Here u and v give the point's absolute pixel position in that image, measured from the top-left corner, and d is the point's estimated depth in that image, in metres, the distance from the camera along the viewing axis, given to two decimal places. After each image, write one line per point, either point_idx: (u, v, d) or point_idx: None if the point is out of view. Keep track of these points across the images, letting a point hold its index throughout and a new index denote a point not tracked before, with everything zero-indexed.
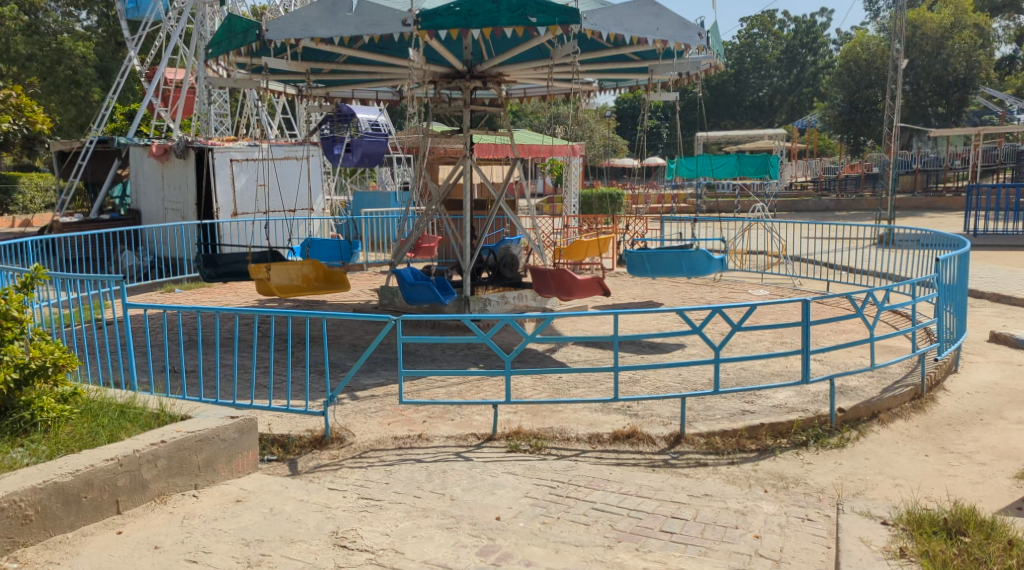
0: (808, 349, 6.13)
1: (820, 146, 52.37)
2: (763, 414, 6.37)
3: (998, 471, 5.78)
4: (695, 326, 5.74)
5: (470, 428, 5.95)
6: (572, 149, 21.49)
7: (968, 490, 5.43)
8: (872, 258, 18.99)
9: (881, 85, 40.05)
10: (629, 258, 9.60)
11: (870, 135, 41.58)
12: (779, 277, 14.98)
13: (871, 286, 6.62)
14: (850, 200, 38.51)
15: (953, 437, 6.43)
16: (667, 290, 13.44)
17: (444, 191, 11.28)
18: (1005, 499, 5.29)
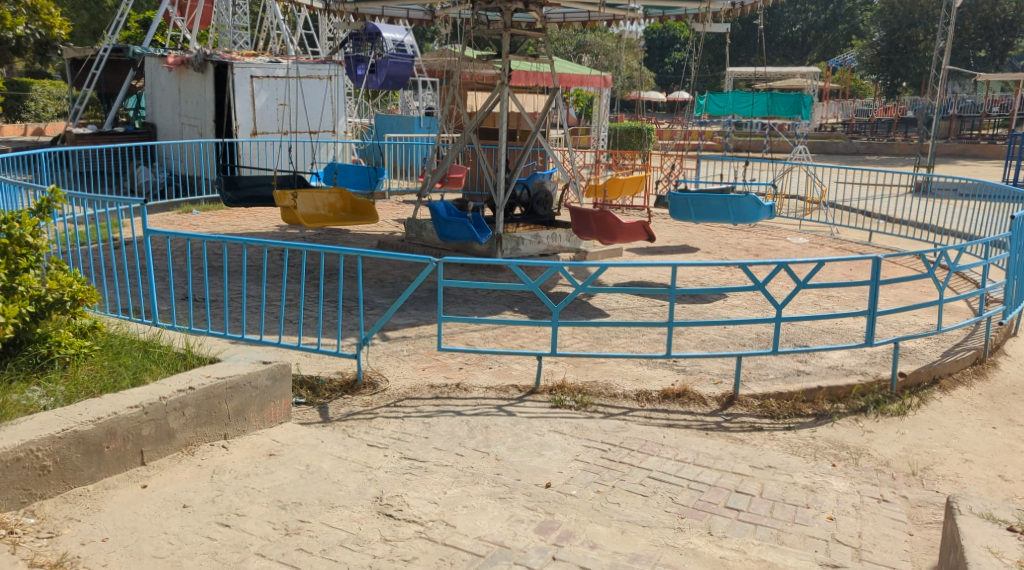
0: (876, 311, 5.74)
1: (852, 86, 51.04)
2: (819, 376, 6.04)
3: None
4: (760, 282, 5.36)
5: (513, 378, 5.64)
6: (603, 81, 20.74)
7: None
8: (911, 207, 18.59)
9: (924, 24, 38.58)
10: (673, 203, 9.24)
11: (907, 77, 40.29)
12: (816, 225, 14.71)
13: (945, 245, 6.17)
14: (882, 144, 37.62)
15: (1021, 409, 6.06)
16: (700, 234, 13.00)
17: (478, 120, 10.74)
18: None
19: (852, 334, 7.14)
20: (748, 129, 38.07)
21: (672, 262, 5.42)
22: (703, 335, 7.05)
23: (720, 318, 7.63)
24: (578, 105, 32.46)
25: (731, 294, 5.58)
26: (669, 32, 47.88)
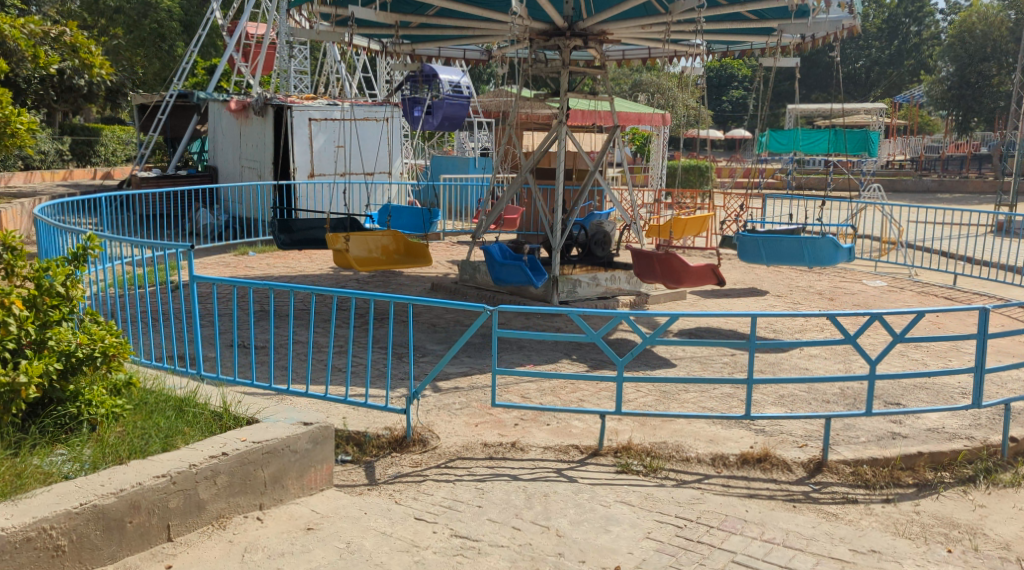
0: (982, 368, 5.31)
1: (919, 123, 49.75)
2: (917, 440, 5.52)
3: None
4: (853, 335, 4.90)
5: (573, 437, 5.15)
6: (663, 119, 20.36)
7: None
8: (991, 247, 17.96)
9: (998, 58, 37.34)
10: (741, 244, 8.72)
11: (980, 113, 38.95)
12: (893, 267, 14.38)
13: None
14: (953, 182, 36.38)
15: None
16: (770, 279, 12.45)
17: (536, 160, 10.39)
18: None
19: (948, 394, 6.54)
20: (812, 167, 37.12)
21: (747, 314, 4.92)
22: (780, 390, 6.53)
23: (799, 371, 7.07)
24: (636, 143, 32.05)
25: (817, 348, 5.05)
26: (727, 70, 47.39)
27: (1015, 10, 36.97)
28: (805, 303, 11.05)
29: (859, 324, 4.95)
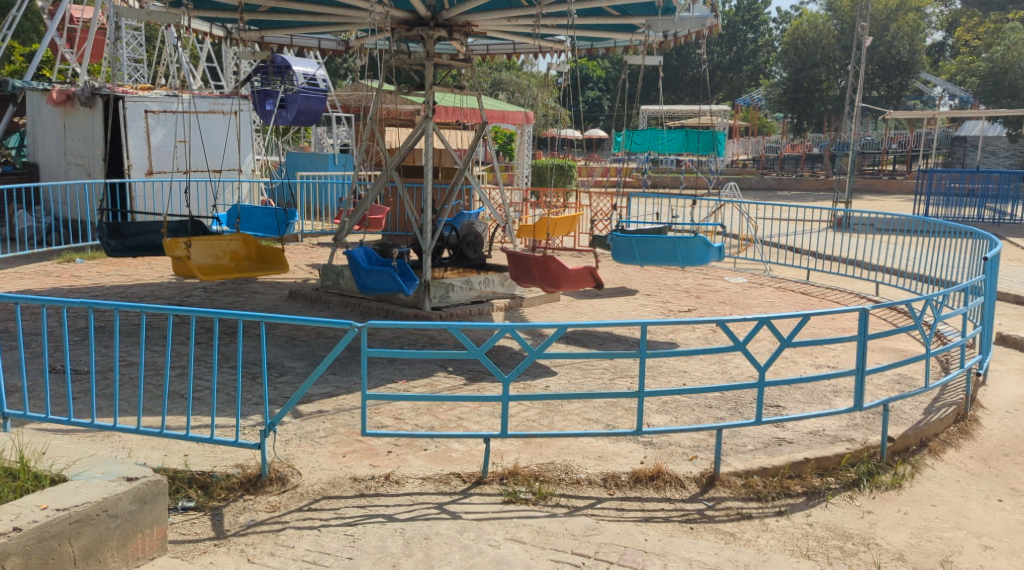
0: (863, 371, 5.22)
1: (759, 124, 52.36)
2: (802, 445, 5.38)
3: None
4: (745, 342, 4.68)
5: (455, 462, 4.68)
6: (525, 116, 20.16)
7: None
8: (833, 242, 19.05)
9: (826, 64, 39.76)
10: (616, 245, 8.76)
11: (813, 115, 41.40)
12: (750, 263, 14.96)
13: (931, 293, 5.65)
14: (791, 180, 38.42)
15: (1020, 475, 5.59)
16: (637, 280, 12.47)
17: (401, 157, 9.80)
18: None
19: (824, 395, 6.56)
20: (664, 166, 38.23)
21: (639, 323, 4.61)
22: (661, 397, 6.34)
23: (678, 376, 6.92)
24: (496, 142, 31.90)
25: (707, 357, 4.82)
26: (581, 70, 48.10)
27: (841, 19, 39.53)
28: (673, 302, 11.10)
29: (750, 329, 4.75)
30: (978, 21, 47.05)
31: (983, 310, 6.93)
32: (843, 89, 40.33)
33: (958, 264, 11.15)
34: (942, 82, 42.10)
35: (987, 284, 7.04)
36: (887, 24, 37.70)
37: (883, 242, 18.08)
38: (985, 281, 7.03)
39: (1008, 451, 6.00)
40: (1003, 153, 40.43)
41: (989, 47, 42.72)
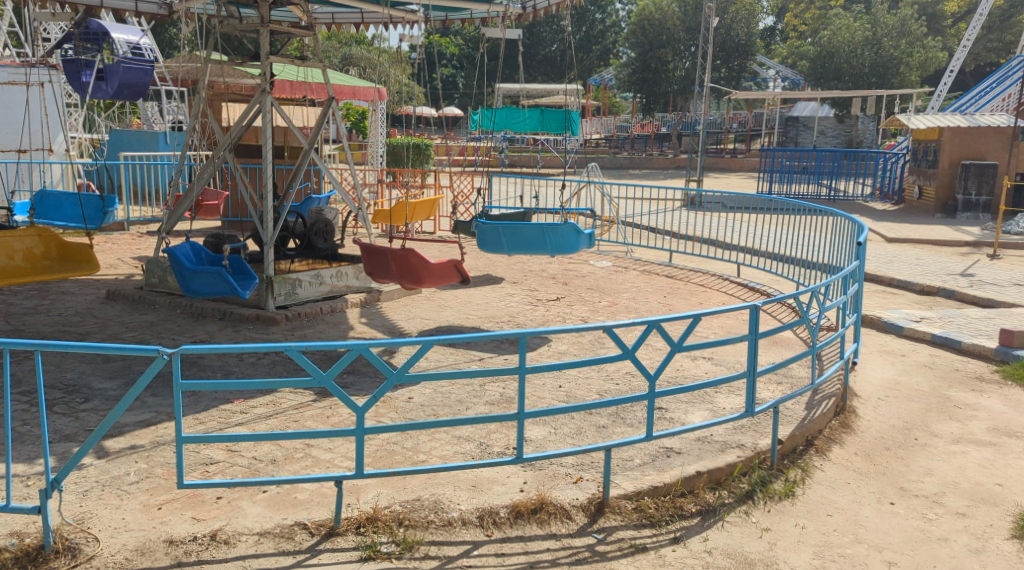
0: (754, 371, 4.85)
1: (609, 104, 53.33)
2: (691, 456, 5.01)
3: (981, 527, 4.97)
4: (636, 348, 4.31)
5: (300, 507, 3.90)
6: (378, 93, 19.14)
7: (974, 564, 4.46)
8: (687, 220, 19.70)
9: (672, 45, 40.76)
10: (481, 232, 8.34)
11: (660, 95, 42.42)
12: (614, 245, 15.18)
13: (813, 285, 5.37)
14: (643, 158, 39.26)
15: (904, 471, 5.75)
16: (501, 268, 11.98)
17: (235, 135, 8.68)
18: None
19: (704, 398, 6.23)
20: (520, 144, 37.99)
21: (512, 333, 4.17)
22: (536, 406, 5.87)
23: (552, 380, 6.47)
24: (350, 120, 30.61)
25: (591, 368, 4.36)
26: (434, 47, 47.04)
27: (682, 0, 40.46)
28: (541, 291, 10.66)
29: (640, 334, 4.38)
30: (805, 7, 49.81)
31: (855, 295, 7.14)
32: (687, 69, 41.46)
33: (813, 246, 11.67)
34: (778, 64, 44.29)
35: (860, 270, 7.23)
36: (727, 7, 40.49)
37: (735, 219, 18.82)
38: (857, 267, 7.23)
39: (887, 447, 6.20)
40: (832, 132, 43.30)
41: (816, 33, 45.46)
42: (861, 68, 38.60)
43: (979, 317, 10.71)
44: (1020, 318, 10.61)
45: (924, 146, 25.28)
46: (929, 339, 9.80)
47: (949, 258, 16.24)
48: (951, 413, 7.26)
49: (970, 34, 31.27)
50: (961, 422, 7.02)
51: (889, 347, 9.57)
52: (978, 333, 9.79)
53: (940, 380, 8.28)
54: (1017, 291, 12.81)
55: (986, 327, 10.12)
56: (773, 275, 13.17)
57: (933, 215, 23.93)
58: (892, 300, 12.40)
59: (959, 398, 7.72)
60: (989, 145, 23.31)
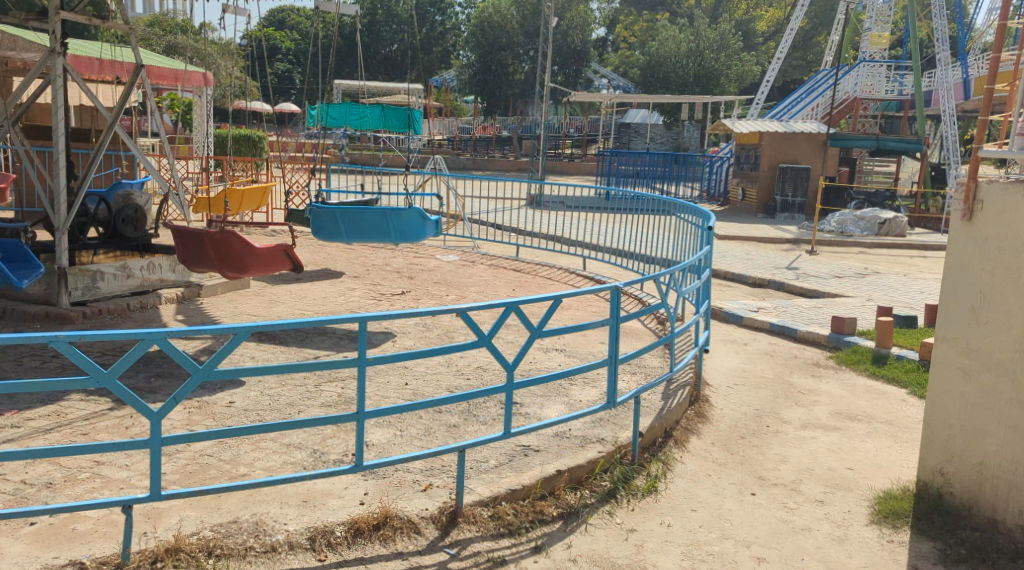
0: (615, 359, 4.54)
1: (450, 107, 53.11)
2: (551, 454, 4.63)
3: (840, 514, 4.87)
4: (494, 333, 3.90)
5: (78, 541, 3.24)
6: (204, 79, 17.54)
7: (841, 552, 4.37)
8: (531, 218, 19.72)
9: (511, 48, 41.04)
10: (316, 217, 7.76)
11: (500, 98, 42.65)
12: (460, 241, 14.82)
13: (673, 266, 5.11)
14: (485, 160, 39.27)
15: (761, 459, 5.62)
16: (339, 262, 11.22)
17: (18, 106, 7.44)
18: (884, 557, 4.38)
19: (559, 393, 5.88)
20: (359, 142, 36.95)
21: (352, 317, 3.65)
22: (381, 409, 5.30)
23: (396, 379, 5.93)
24: (175, 111, 28.48)
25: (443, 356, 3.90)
26: (267, 40, 44.95)
27: (520, 5, 40.89)
28: (384, 285, 10.00)
29: (498, 318, 3.99)
30: (634, 20, 51.81)
31: (705, 282, 7.10)
32: (526, 73, 41.91)
33: (656, 240, 11.80)
34: (610, 72, 45.69)
35: (708, 258, 7.21)
36: (563, 13, 41.48)
37: (577, 217, 19.02)
38: (706, 255, 7.20)
39: (741, 436, 6.10)
40: (662, 138, 45.22)
41: (645, 44, 47.38)
42: (686, 78, 40.50)
43: (809, 306, 11.05)
44: (846, 306, 11.05)
45: (747, 151, 26.67)
46: (767, 327, 9.97)
47: (775, 253, 16.96)
48: (796, 398, 7.29)
49: (784, 45, 33.25)
50: (807, 407, 7.03)
51: (732, 336, 9.63)
52: (812, 321, 10.06)
53: (782, 367, 8.37)
54: (839, 282, 13.45)
55: (818, 315, 10.43)
56: (618, 269, 13.26)
57: (756, 215, 25.13)
58: (728, 292, 12.68)
59: (802, 384, 7.80)
60: (802, 151, 24.71)
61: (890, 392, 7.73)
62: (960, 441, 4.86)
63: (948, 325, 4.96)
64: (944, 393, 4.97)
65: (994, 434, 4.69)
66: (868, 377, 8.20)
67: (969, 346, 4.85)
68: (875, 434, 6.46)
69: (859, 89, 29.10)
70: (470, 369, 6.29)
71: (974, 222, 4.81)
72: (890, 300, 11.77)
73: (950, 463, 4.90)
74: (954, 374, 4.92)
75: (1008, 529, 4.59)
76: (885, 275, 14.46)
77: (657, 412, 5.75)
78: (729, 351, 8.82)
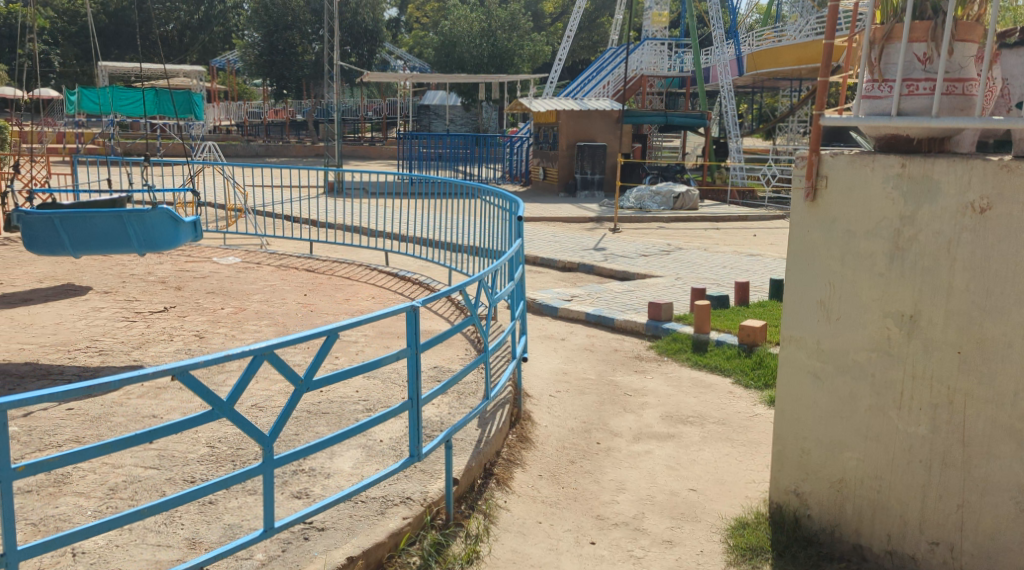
0: (401, 409, 3.65)
1: (236, 90, 49.63)
2: (340, 532, 3.75)
3: (692, 556, 4.22)
4: (238, 399, 2.78)
5: None
6: None
7: None
8: (326, 209, 18.25)
9: (299, 27, 38.48)
10: (31, 225, 6.22)
11: (289, 80, 40.04)
12: (243, 238, 13.18)
13: (471, 276, 4.15)
14: (279, 146, 36.72)
15: (596, 492, 4.85)
16: (87, 275, 9.35)
17: None
18: None
19: (357, 442, 4.80)
20: (131, 131, 33.28)
21: (2, 400, 2.42)
22: (117, 493, 4.05)
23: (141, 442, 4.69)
24: None
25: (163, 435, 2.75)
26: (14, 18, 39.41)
27: None
28: (141, 300, 8.33)
29: (243, 373, 2.82)
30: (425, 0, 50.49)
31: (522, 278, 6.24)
32: (317, 53, 39.56)
33: (463, 228, 10.90)
34: (404, 53, 44.23)
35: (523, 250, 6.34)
36: None
37: (376, 206, 17.79)
38: (522, 247, 6.34)
39: (570, 461, 5.31)
40: (461, 120, 44.60)
41: (437, 24, 46.33)
42: (480, 58, 39.98)
43: (622, 291, 10.53)
44: (657, 288, 10.64)
45: (545, 131, 26.38)
46: (583, 318, 9.29)
47: (580, 234, 16.57)
48: (623, 402, 6.61)
49: (572, 23, 33.30)
50: (636, 412, 6.35)
51: (548, 331, 8.86)
52: (627, 308, 9.51)
53: (604, 364, 7.68)
54: (647, 261, 13.15)
55: (632, 300, 9.90)
56: (424, 261, 12.28)
57: (558, 195, 24.90)
58: (539, 280, 11.99)
59: (626, 383, 7.13)
60: (598, 128, 24.74)
61: (716, 383, 7.22)
62: (816, 456, 4.24)
63: (794, 324, 4.27)
64: (795, 402, 4.31)
65: (855, 447, 4.08)
66: (691, 367, 7.66)
67: (820, 347, 4.18)
68: (710, 440, 5.86)
69: (645, 67, 29.76)
70: (246, 419, 5.08)
71: (818, 203, 4.09)
72: (697, 277, 11.53)
73: (807, 482, 4.28)
74: (805, 380, 4.26)
75: (876, 555, 4.04)
76: (687, 250, 14.38)
77: (473, 449, 4.87)
78: (546, 351, 8.04)
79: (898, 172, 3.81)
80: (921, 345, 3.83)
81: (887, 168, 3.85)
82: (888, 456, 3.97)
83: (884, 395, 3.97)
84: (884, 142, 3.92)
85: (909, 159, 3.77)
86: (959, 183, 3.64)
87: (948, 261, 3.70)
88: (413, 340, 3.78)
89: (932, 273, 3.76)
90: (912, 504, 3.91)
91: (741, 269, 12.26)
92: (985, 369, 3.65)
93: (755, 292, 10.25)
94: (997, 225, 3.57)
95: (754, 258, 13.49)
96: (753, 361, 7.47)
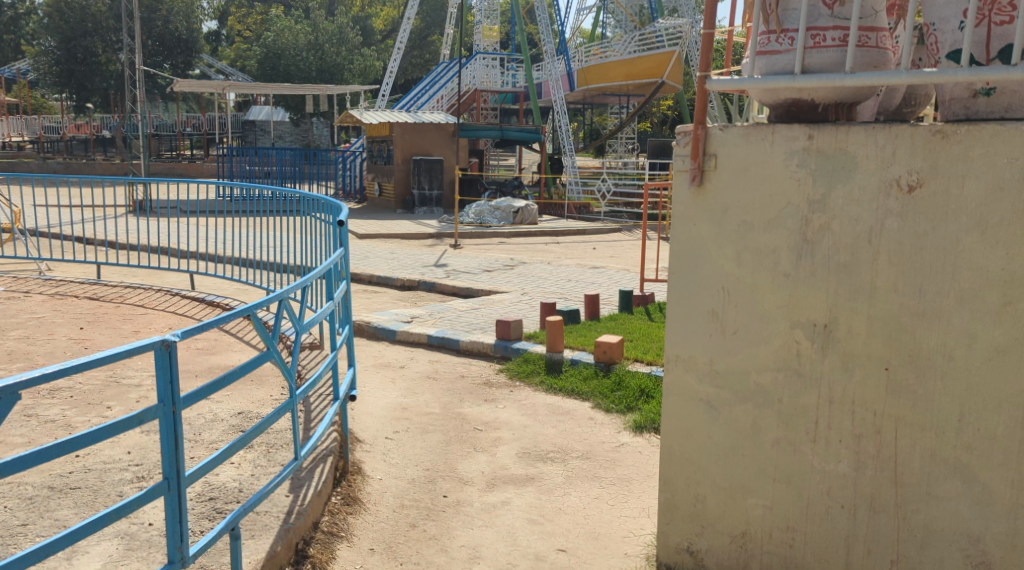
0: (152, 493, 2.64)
1: (33, 105, 45.22)
2: None
3: None
4: None
5: None
6: None
7: None
8: (130, 230, 16.25)
9: (100, 35, 35.21)
10: None
11: (92, 92, 36.55)
12: (19, 266, 11.23)
13: (255, 303, 3.08)
14: (82, 164, 33.32)
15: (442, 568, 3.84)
16: None
17: None
18: None
19: (114, 532, 3.71)
20: None
21: None
22: None
23: None
24: None
25: None
26: None
27: None
28: None
29: None
30: (246, 12, 47.96)
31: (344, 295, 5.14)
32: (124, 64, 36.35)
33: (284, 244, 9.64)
34: (225, 66, 41.63)
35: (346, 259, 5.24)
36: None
37: (189, 226, 16.02)
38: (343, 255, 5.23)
39: (410, 526, 4.25)
40: (289, 137, 42.48)
41: (258, 37, 44.06)
42: (307, 72, 38.17)
43: (466, 309, 9.55)
44: (503, 305, 9.75)
45: (378, 145, 25.16)
46: (424, 341, 8.22)
47: (418, 250, 15.50)
48: (472, 440, 5.60)
49: (403, 35, 32.30)
50: (488, 452, 5.36)
51: (383, 358, 7.72)
52: (472, 327, 8.53)
53: (448, 394, 6.64)
54: (490, 276, 12.28)
55: (477, 319, 8.94)
56: (240, 283, 10.85)
57: (394, 211, 23.65)
58: (374, 300, 10.82)
59: (474, 416, 6.13)
60: (432, 141, 23.75)
61: (574, 409, 6.35)
62: (712, 504, 3.41)
63: (682, 339, 3.42)
64: (685, 438, 3.46)
65: (759, 491, 3.28)
66: (546, 392, 6.76)
67: (714, 369, 3.36)
68: (576, 480, 4.96)
69: (478, 81, 29.19)
70: None
71: (706, 190, 3.29)
72: (544, 291, 10.74)
73: (701, 538, 3.44)
74: (698, 410, 3.42)
75: None
76: (531, 264, 13.65)
77: (278, 526, 3.76)
78: (379, 383, 6.90)
79: (805, 146, 3.05)
80: (838, 363, 3.05)
81: (790, 141, 3.08)
82: (802, 503, 3.18)
83: (796, 428, 3.17)
84: (783, 109, 3.16)
85: (818, 129, 3.02)
86: (882, 156, 2.91)
87: (870, 253, 2.96)
88: (169, 393, 2.66)
89: (851, 271, 3.00)
90: (833, 561, 3.13)
91: (588, 281, 11.60)
92: (918, 390, 2.92)
93: (607, 305, 9.57)
94: (929, 208, 2.85)
95: (599, 270, 12.92)
96: (612, 381, 6.66)
